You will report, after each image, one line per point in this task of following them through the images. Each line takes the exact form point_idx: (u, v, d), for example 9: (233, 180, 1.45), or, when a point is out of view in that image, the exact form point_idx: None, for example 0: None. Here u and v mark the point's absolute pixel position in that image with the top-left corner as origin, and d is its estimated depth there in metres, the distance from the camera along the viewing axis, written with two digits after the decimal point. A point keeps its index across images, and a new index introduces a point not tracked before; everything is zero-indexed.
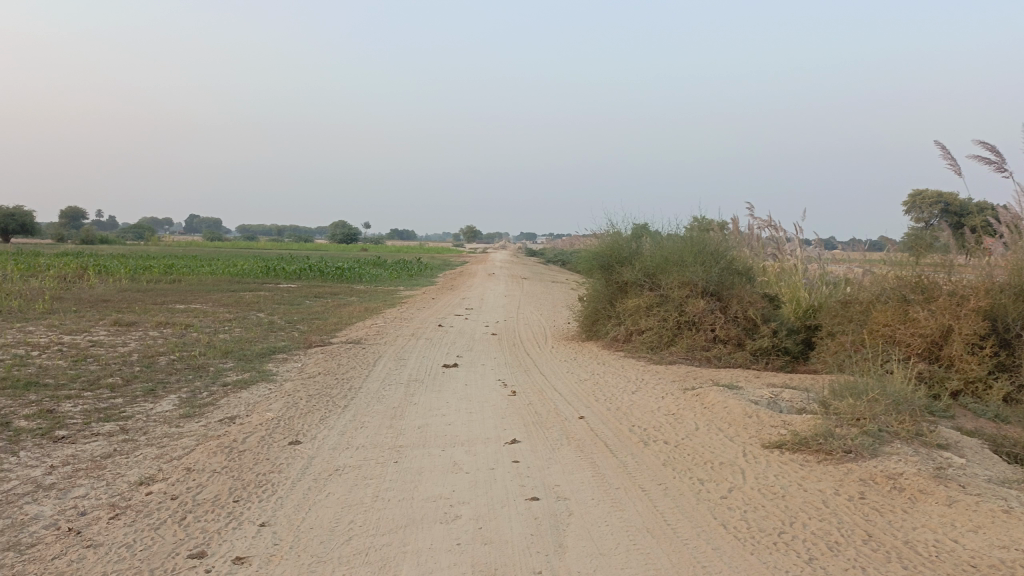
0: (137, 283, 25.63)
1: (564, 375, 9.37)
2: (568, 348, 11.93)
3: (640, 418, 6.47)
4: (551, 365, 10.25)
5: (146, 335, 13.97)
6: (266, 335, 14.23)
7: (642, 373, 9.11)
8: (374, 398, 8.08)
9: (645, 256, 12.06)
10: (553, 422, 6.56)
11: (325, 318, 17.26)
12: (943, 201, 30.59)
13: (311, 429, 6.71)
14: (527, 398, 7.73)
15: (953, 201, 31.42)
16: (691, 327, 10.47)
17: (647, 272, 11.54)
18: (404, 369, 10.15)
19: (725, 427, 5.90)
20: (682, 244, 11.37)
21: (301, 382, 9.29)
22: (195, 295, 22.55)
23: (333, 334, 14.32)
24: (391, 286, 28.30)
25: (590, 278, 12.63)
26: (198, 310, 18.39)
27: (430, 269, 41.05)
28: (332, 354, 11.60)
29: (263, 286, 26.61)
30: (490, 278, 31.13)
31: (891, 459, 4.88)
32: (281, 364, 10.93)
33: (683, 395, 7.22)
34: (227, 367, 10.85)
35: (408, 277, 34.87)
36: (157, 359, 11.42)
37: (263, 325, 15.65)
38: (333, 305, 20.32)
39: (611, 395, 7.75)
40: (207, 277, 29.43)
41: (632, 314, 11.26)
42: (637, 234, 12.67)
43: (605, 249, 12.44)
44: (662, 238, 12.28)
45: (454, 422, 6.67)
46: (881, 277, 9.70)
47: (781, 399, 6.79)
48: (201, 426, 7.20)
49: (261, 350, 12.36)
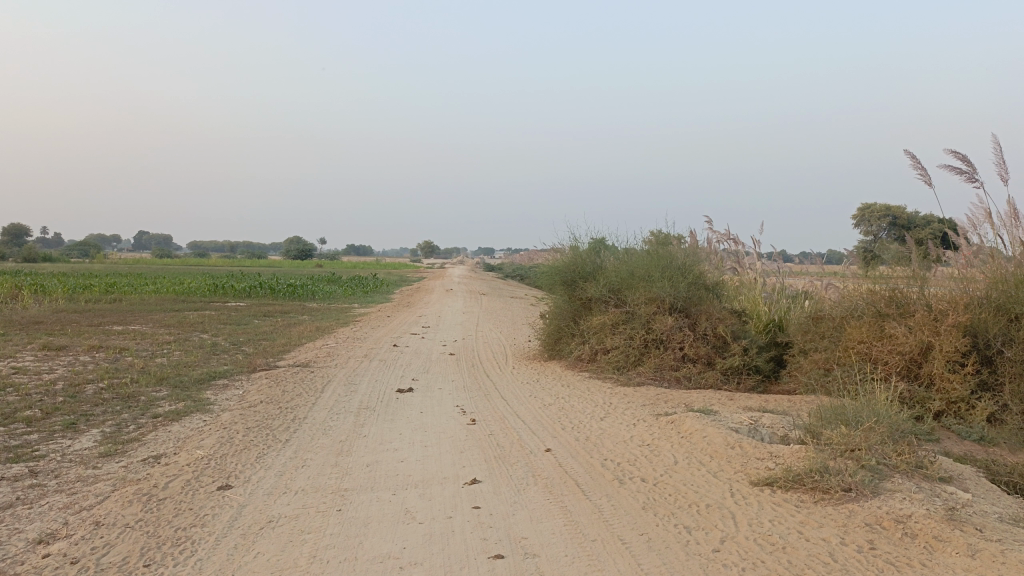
0: (76, 303, 24.37)
1: (527, 399, 8.74)
2: (530, 369, 11.31)
3: (612, 451, 5.87)
4: (513, 389, 9.62)
5: (76, 361, 12.97)
6: (208, 359, 13.33)
7: (609, 397, 8.53)
8: (319, 431, 7.35)
9: (609, 271, 11.55)
10: (517, 456, 5.93)
11: (274, 339, 16.37)
12: (892, 214, 31.07)
13: (246, 469, 5.96)
14: (487, 428, 7.08)
15: (902, 214, 31.95)
16: (658, 346, 9.96)
17: (611, 288, 11.10)
18: (354, 395, 9.42)
19: (707, 461, 5.33)
20: (648, 258, 10.90)
21: (240, 412, 8.50)
22: (136, 315, 21.42)
23: (280, 357, 13.48)
24: (345, 304, 27.48)
25: (552, 295, 12.08)
26: (137, 332, 17.34)
27: (386, 285, 40.10)
28: (277, 379, 10.80)
29: (210, 304, 25.55)
30: (447, 294, 30.52)
31: (896, 497, 4.34)
32: (220, 392, 10.10)
33: (657, 423, 6.65)
34: (160, 396, 9.98)
35: (363, 294, 34.04)
36: (84, 388, 10.49)
37: (206, 348, 14.73)
38: (283, 324, 19.42)
39: (579, 423, 7.14)
40: (151, 296, 28.22)
41: (597, 332, 10.72)
42: (600, 248, 12.17)
43: (568, 265, 11.92)
44: (626, 253, 11.79)
45: (407, 459, 5.99)
46: (852, 291, 9.23)
47: (763, 426, 6.26)
48: (120, 469, 6.39)
49: (200, 375, 11.48)
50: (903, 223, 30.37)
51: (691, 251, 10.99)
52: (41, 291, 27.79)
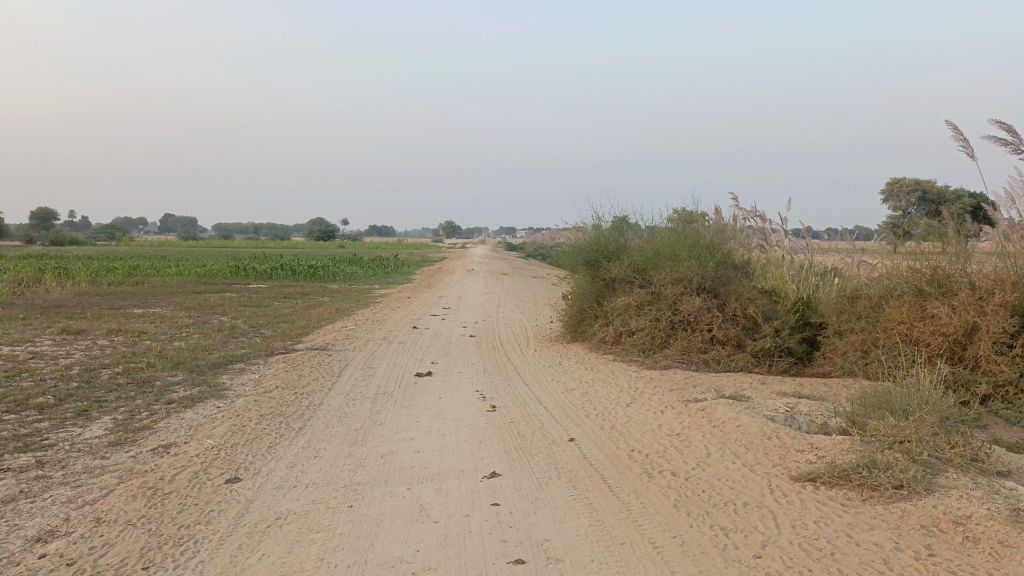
0: (98, 286, 24.40)
1: (550, 384, 8.43)
2: (552, 352, 10.99)
3: (639, 441, 5.54)
4: (535, 373, 9.30)
5: (94, 345, 12.86)
6: (226, 342, 13.17)
7: (635, 381, 8.20)
8: (334, 418, 7.10)
9: (633, 250, 11.15)
10: (539, 447, 5.62)
11: (293, 322, 16.19)
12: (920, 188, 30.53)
13: (256, 461, 5.71)
14: (508, 416, 6.78)
15: (931, 188, 31.15)
16: (686, 328, 9.58)
17: (636, 267, 10.72)
18: (372, 380, 9.17)
19: (742, 453, 4.99)
20: (674, 235, 10.48)
21: (254, 399, 8.29)
22: (157, 298, 21.38)
23: (299, 340, 13.28)
24: (366, 285, 27.32)
25: (574, 275, 11.72)
26: (157, 315, 17.26)
27: (408, 265, 39.89)
28: (294, 364, 10.58)
29: (231, 286, 25.48)
30: (467, 274, 30.26)
31: (953, 495, 3.98)
32: (236, 377, 9.90)
33: (686, 410, 6.31)
34: (176, 381, 9.80)
35: (384, 274, 33.92)
36: (101, 373, 10.36)
37: (224, 331, 14.57)
38: (303, 306, 19.25)
39: (604, 409, 6.81)
40: (173, 278, 28.25)
41: (621, 313, 10.36)
42: (624, 226, 11.76)
43: (590, 244, 11.54)
44: (651, 231, 11.37)
45: (424, 450, 5.71)
46: (890, 269, 8.78)
47: (800, 415, 5.89)
48: (128, 459, 6.19)
49: (217, 360, 11.30)
50: (934, 197, 29.52)
51: (719, 227, 10.54)
52: (65, 275, 27.87)
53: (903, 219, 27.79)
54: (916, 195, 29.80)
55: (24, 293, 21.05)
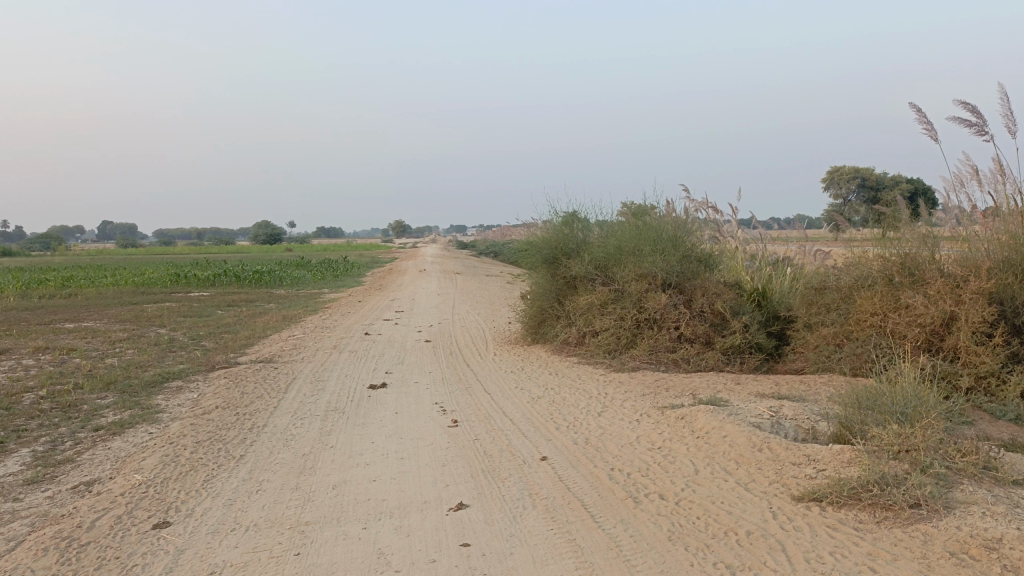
0: (26, 300, 23.03)
1: (513, 392, 7.91)
2: (513, 355, 10.47)
3: (619, 458, 5.06)
4: (496, 379, 8.78)
5: (17, 365, 11.86)
6: (163, 358, 12.30)
7: (604, 386, 7.73)
8: (280, 442, 6.45)
9: (593, 246, 10.70)
10: (508, 468, 5.10)
11: (236, 332, 15.32)
12: (860, 177, 31.20)
13: (189, 499, 5.05)
14: (471, 431, 6.24)
15: (870, 176, 31.75)
16: (652, 326, 9.17)
17: (597, 264, 10.28)
18: (321, 394, 8.52)
19: (733, 469, 4.55)
20: (635, 230, 10.06)
21: (191, 422, 7.56)
22: (91, 311, 20.20)
23: (242, 352, 12.49)
24: (314, 289, 26.45)
25: (533, 273, 11.22)
26: (89, 329, 16.18)
27: (357, 267, 38.88)
28: (237, 379, 9.84)
29: (171, 295, 24.35)
30: (419, 274, 29.63)
31: (975, 512, 3.58)
32: (172, 397, 9.14)
33: (664, 418, 5.86)
34: (105, 404, 8.98)
35: (333, 277, 33.03)
36: (21, 398, 9.45)
37: (162, 345, 13.68)
38: (248, 315, 18.36)
39: (574, 420, 6.33)
40: (109, 288, 26.92)
41: (583, 312, 9.90)
42: (582, 221, 11.30)
43: (548, 241, 11.05)
44: (610, 225, 10.95)
45: (381, 477, 5.13)
46: (859, 259, 8.47)
47: (786, 420, 5.48)
48: (43, 501, 5.42)
49: (153, 378, 10.48)
50: (874, 184, 30.10)
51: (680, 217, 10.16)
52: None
53: (844, 206, 28.07)
54: (856, 183, 30.37)
55: None
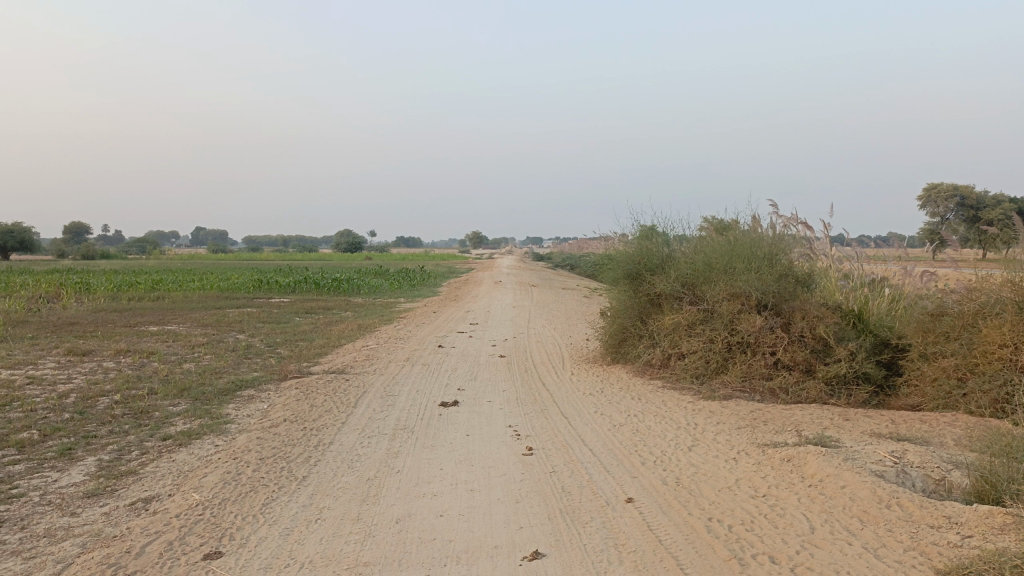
0: (117, 302, 23.78)
1: (593, 417, 7.34)
2: (592, 375, 9.89)
3: (717, 505, 4.45)
4: (574, 402, 8.23)
5: (98, 368, 11.99)
6: (238, 365, 12.25)
7: (693, 415, 7.09)
8: (344, 464, 6.07)
9: (680, 262, 10.04)
10: (590, 509, 4.55)
11: (311, 340, 15.25)
12: (959, 193, 29.43)
13: (245, 526, 4.69)
14: (549, 462, 5.72)
15: (971, 192, 29.86)
16: (746, 351, 8.45)
17: (684, 281, 9.62)
18: (391, 411, 8.15)
19: (857, 530, 3.89)
20: (727, 246, 9.35)
21: (256, 435, 7.29)
22: (175, 314, 20.61)
23: (315, 361, 12.32)
24: (391, 298, 26.52)
25: (614, 289, 10.63)
26: (172, 333, 16.44)
27: (433, 277, 38.95)
28: (308, 390, 9.60)
29: (253, 301, 24.75)
30: (494, 286, 29.37)
31: None
32: (243, 407, 8.95)
33: (766, 459, 5.20)
34: (176, 412, 8.86)
35: (409, 286, 33.16)
36: (97, 402, 9.45)
37: (238, 351, 13.68)
38: (324, 323, 18.33)
39: (663, 455, 5.72)
40: (194, 292, 27.65)
41: (668, 332, 9.25)
42: (668, 235, 10.65)
43: (631, 256, 10.44)
44: (699, 240, 10.26)
45: (449, 512, 4.66)
46: (986, 283, 7.55)
47: (913, 471, 4.76)
48: (99, 518, 5.15)
49: (226, 386, 10.37)
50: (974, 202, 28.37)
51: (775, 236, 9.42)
52: (85, 291, 27.25)
53: (942, 223, 26.33)
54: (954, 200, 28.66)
55: (38, 311, 20.37)
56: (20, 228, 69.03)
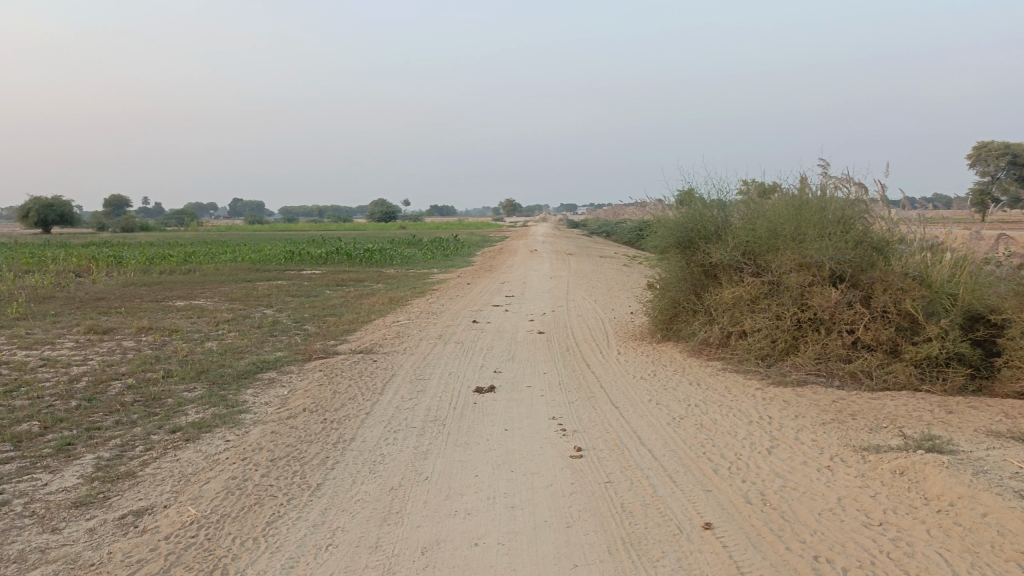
0: (148, 276, 23.45)
1: (649, 408, 6.46)
2: (641, 355, 8.98)
3: (822, 536, 3.55)
4: (625, 388, 7.35)
5: (117, 348, 11.41)
6: (262, 343, 11.57)
7: (765, 405, 6.17)
8: (365, 467, 5.29)
9: (739, 229, 9.03)
10: (659, 539, 3.68)
11: (340, 315, 14.56)
12: (1012, 152, 27.82)
13: (243, 554, 3.92)
14: (602, 468, 4.86)
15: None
16: (819, 329, 7.48)
17: (745, 250, 8.62)
18: (421, 398, 7.36)
19: None
20: (795, 211, 8.31)
21: (272, 429, 6.54)
22: (203, 288, 20.11)
23: (342, 338, 11.60)
24: (425, 268, 25.82)
25: (663, 260, 9.67)
26: (197, 308, 15.87)
27: (467, 246, 38.22)
28: (332, 373, 8.86)
29: (283, 273, 24.22)
30: (529, 255, 28.53)
31: None
32: (261, 393, 8.24)
33: (871, 472, 4.28)
34: (190, 399, 8.18)
35: (442, 256, 32.44)
36: (109, 387, 8.82)
37: (263, 328, 13.03)
38: (354, 296, 17.64)
39: (739, 460, 4.82)
40: (225, 264, 27.27)
41: (727, 307, 8.30)
42: (724, 198, 9.62)
43: (682, 222, 9.46)
44: (759, 204, 9.23)
45: (485, 540, 3.84)
46: None
47: None
48: (81, 536, 4.42)
49: (247, 367, 9.68)
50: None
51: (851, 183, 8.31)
52: (117, 264, 26.91)
53: (995, 184, 24.81)
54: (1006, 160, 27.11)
55: (67, 286, 20.05)
56: (61, 201, 70.04)
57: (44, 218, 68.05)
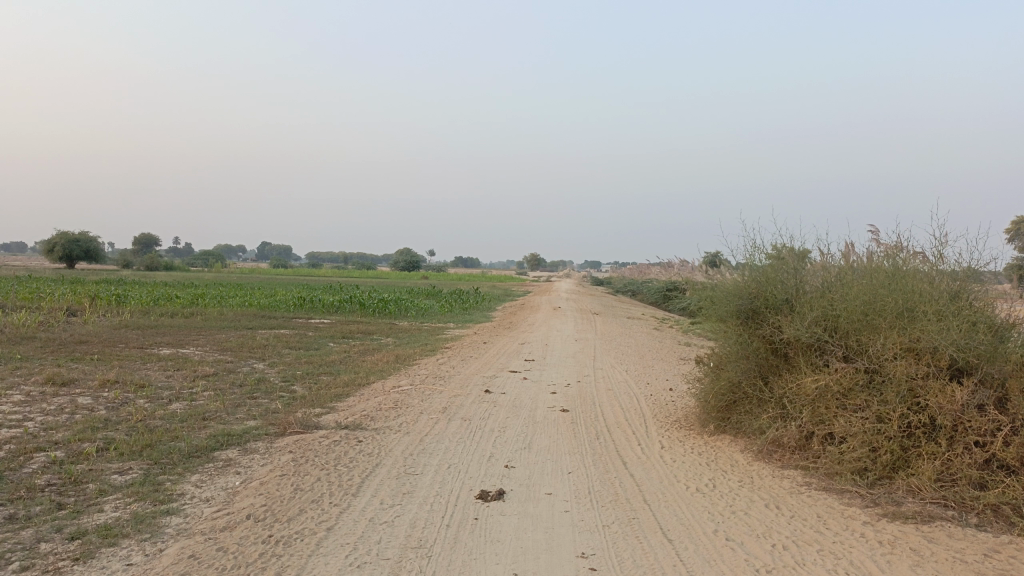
0: (146, 318, 22.03)
1: (718, 547, 4.61)
2: (692, 453, 7.14)
3: None
4: (679, 508, 5.51)
5: (67, 406, 9.72)
6: (236, 407, 9.82)
7: (889, 560, 4.30)
8: None
9: (819, 297, 7.24)
10: None
11: (336, 374, 12.84)
12: None
13: None
14: None
15: None
16: (937, 439, 5.62)
17: (829, 327, 6.82)
18: (405, 507, 5.56)
19: None
20: (896, 284, 6.51)
21: (193, 549, 4.76)
22: (197, 335, 18.50)
23: (331, 406, 9.85)
24: (442, 323, 24.16)
25: (721, 334, 7.88)
26: (181, 358, 14.21)
27: (487, 299, 36.68)
28: (303, 457, 7.09)
29: (288, 321, 22.63)
30: (553, 312, 26.76)
31: None
32: (208, 483, 6.48)
33: None
34: (117, 487, 6.42)
35: (462, 310, 30.80)
36: (28, 462, 7.11)
37: (245, 387, 11.32)
38: (357, 352, 15.93)
39: None
40: (230, 309, 25.82)
41: (807, 399, 6.47)
42: (798, 259, 7.86)
43: (747, 286, 7.71)
44: (845, 266, 7.44)
45: None
46: None
47: None
48: None
49: (205, 441, 7.93)
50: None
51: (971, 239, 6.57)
52: (118, 304, 25.54)
53: None
54: None
55: (53, 326, 18.55)
56: (85, 237, 70.07)
57: (68, 253, 67.81)
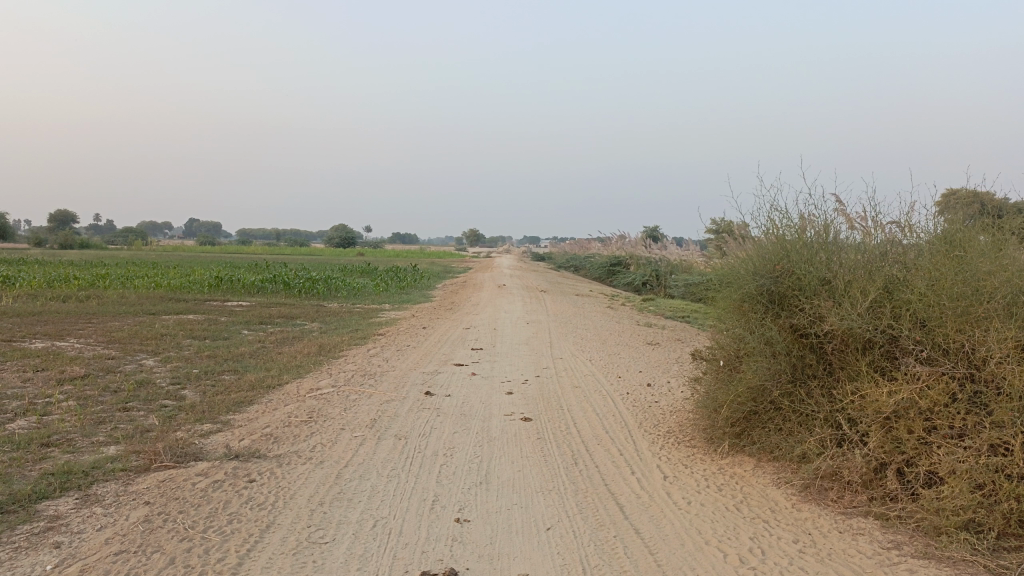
0: (30, 304, 19.05)
1: None
2: (713, 491, 5.24)
3: None
4: None
5: None
6: (98, 426, 7.46)
7: None
8: None
9: (871, 275, 5.40)
10: None
11: (241, 372, 10.52)
12: None
13: None
14: None
15: None
16: None
17: (895, 319, 4.98)
18: None
19: None
20: (991, 264, 4.70)
21: None
22: (85, 323, 15.77)
23: (224, 421, 7.60)
24: (377, 304, 21.84)
25: (739, 329, 5.99)
26: (51, 355, 11.60)
27: (425, 277, 34.43)
28: (163, 515, 4.88)
29: (199, 305, 19.94)
30: (498, 291, 24.71)
31: None
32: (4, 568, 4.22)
33: None
34: None
35: (398, 289, 28.52)
36: None
37: (119, 394, 8.93)
38: (273, 341, 13.57)
39: None
40: (137, 292, 22.94)
41: (878, 420, 4.67)
42: (832, 229, 5.97)
43: (766, 255, 5.87)
44: (898, 234, 5.69)
45: None
46: None
47: None
48: None
49: (32, 486, 5.63)
50: None
51: (943, 196, 5.60)
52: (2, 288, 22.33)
53: None
54: None
55: None
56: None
57: None
